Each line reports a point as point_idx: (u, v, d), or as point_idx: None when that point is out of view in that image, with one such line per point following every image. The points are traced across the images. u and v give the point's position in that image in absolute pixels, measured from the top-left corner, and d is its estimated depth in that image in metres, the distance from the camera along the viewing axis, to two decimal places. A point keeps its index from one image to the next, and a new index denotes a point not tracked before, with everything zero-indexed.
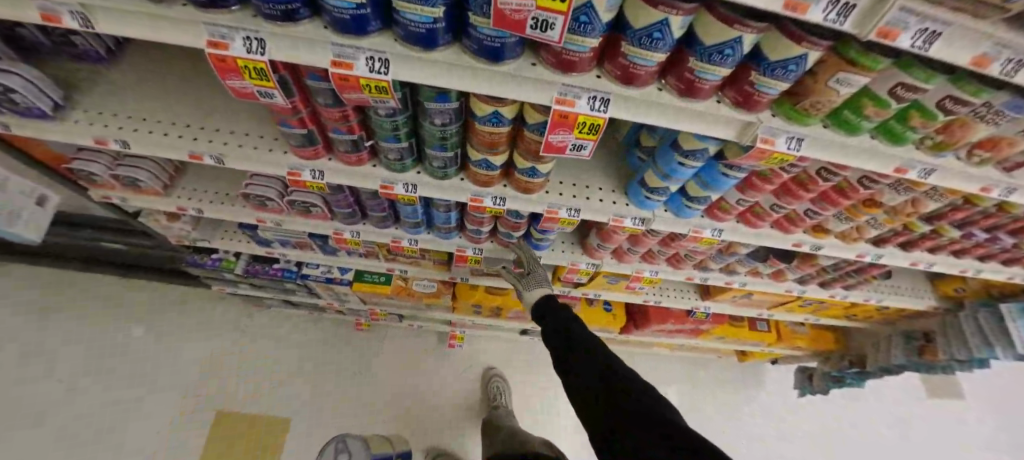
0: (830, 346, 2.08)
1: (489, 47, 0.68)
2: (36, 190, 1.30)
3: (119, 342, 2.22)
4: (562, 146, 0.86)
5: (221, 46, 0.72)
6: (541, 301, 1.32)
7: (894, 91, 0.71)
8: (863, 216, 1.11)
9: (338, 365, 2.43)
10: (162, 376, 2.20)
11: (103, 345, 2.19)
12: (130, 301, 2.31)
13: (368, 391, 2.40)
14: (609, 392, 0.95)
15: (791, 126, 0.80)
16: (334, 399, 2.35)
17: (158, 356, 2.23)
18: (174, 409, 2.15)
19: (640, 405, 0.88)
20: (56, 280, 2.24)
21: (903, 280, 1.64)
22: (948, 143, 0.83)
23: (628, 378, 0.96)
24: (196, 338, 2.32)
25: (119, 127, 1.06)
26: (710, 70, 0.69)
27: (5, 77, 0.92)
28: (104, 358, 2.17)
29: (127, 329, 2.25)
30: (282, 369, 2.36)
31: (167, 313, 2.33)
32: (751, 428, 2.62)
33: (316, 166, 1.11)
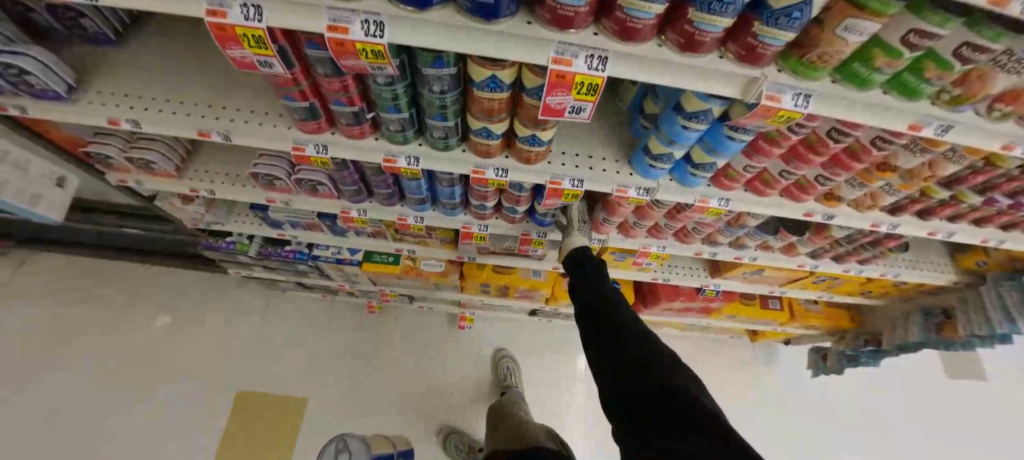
0: (844, 324, 2.04)
1: (483, 4, 0.67)
2: (54, 172, 1.31)
3: (143, 332, 2.30)
4: (561, 109, 0.84)
5: (219, 14, 0.73)
6: (574, 253, 1.31)
7: (907, 38, 0.68)
8: (877, 181, 1.07)
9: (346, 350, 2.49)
10: (170, 375, 2.26)
11: (118, 337, 2.26)
12: (154, 289, 2.40)
13: (369, 383, 2.44)
14: (635, 363, 0.93)
15: (797, 80, 0.78)
16: (341, 384, 2.42)
17: (165, 359, 2.28)
18: (194, 407, 2.23)
19: (652, 373, 0.89)
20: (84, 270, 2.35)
21: (923, 256, 1.58)
22: (966, 96, 0.79)
23: (658, 354, 0.93)
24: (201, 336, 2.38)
25: (129, 107, 1.09)
26: (710, 21, 0.67)
27: (18, 59, 0.94)
28: (111, 353, 2.21)
29: (152, 318, 2.34)
30: (284, 361, 2.43)
31: (191, 297, 2.44)
32: (763, 412, 2.58)
33: (320, 140, 1.11)
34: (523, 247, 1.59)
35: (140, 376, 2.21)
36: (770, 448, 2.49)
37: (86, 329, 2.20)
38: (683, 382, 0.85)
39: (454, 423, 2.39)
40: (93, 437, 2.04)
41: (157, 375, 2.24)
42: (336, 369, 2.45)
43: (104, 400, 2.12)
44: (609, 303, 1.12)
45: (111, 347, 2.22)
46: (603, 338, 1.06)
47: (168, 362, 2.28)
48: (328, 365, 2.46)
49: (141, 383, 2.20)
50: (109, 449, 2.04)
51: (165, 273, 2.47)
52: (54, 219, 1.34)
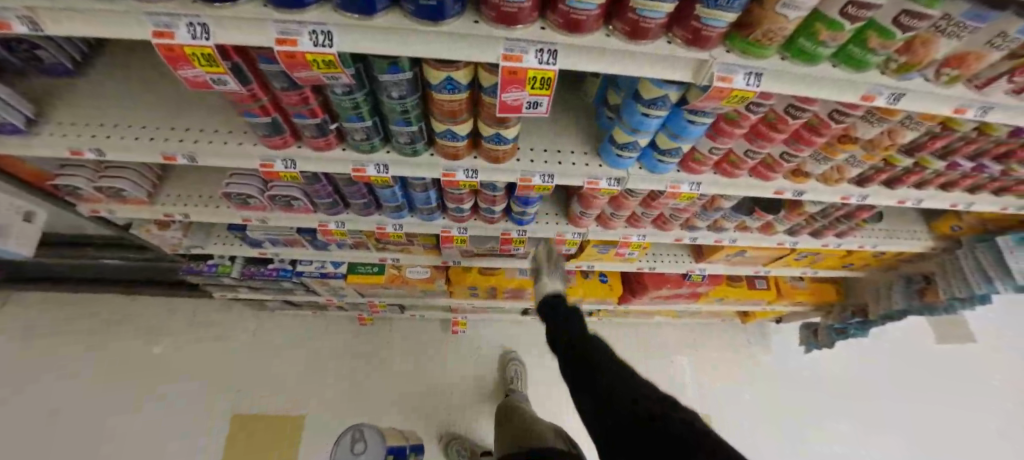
0: (830, 298, 2.06)
1: (428, 7, 0.68)
2: (22, 207, 1.35)
3: (143, 338, 2.34)
4: (518, 105, 0.84)
5: (167, 35, 0.73)
6: (548, 298, 1.35)
7: (845, 11, 0.69)
8: (841, 154, 1.08)
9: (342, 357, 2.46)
10: (170, 375, 2.29)
11: (119, 341, 2.31)
12: (142, 318, 2.38)
13: (369, 383, 2.42)
14: (612, 396, 0.89)
15: (747, 60, 0.79)
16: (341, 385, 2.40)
17: (167, 362, 2.31)
18: (195, 407, 2.24)
19: (628, 401, 0.85)
20: (70, 304, 2.34)
21: (899, 225, 1.61)
22: (912, 63, 0.81)
23: (634, 382, 0.90)
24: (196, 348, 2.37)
25: (91, 136, 1.08)
26: (652, 7, 0.68)
27: None
28: (112, 355, 2.28)
29: (142, 346, 2.32)
30: (284, 360, 2.41)
31: (179, 323, 2.41)
32: (754, 392, 2.59)
33: (287, 155, 1.11)
34: (506, 247, 1.59)
35: (139, 376, 2.26)
36: (761, 423, 2.52)
37: (89, 337, 2.28)
38: (662, 407, 0.80)
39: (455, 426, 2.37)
40: (93, 437, 2.10)
41: (157, 376, 2.27)
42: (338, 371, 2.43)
43: (104, 400, 2.18)
44: (583, 339, 1.09)
45: (105, 374, 2.23)
46: (580, 374, 1.02)
47: (168, 362, 2.31)
48: (328, 365, 2.43)
49: (141, 383, 2.24)
50: (108, 448, 2.10)
51: (149, 301, 2.42)
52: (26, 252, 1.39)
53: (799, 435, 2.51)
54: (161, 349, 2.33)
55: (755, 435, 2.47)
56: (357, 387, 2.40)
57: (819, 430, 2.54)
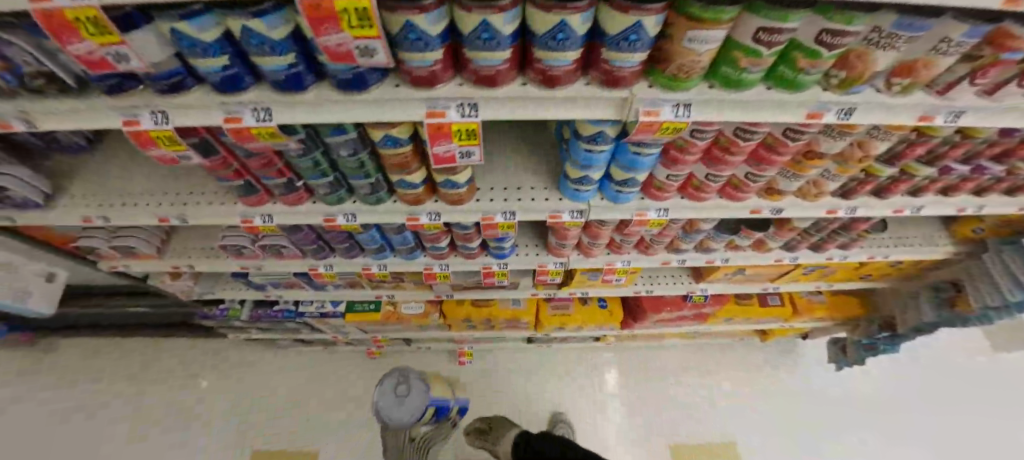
0: (852, 312, 1.91)
1: (346, 79, 0.74)
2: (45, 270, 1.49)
3: (154, 354, 2.53)
4: (451, 156, 0.87)
5: (134, 123, 0.83)
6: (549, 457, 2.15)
7: (758, 38, 0.68)
8: (812, 170, 1.03)
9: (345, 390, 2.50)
10: (179, 384, 2.47)
11: (129, 359, 2.50)
12: (163, 353, 2.54)
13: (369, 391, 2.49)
14: None
15: (672, 93, 0.78)
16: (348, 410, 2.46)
17: (167, 376, 2.49)
18: (197, 411, 2.42)
19: None
20: (93, 345, 2.49)
21: (913, 231, 1.48)
22: (853, 78, 0.77)
23: None
24: (201, 367, 2.52)
25: (99, 205, 1.21)
26: (555, 57, 0.69)
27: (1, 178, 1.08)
28: (121, 367, 2.48)
29: (158, 359, 2.52)
30: (284, 375, 2.52)
31: (190, 356, 2.55)
32: (764, 405, 2.45)
33: (264, 211, 1.19)
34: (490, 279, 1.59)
35: (152, 386, 2.44)
36: (773, 436, 2.38)
37: (107, 364, 2.46)
38: None
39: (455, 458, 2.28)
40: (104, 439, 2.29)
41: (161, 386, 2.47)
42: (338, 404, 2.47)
43: (117, 406, 2.37)
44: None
45: (123, 384, 2.43)
46: None
47: (178, 373, 2.49)
48: (321, 399, 2.47)
49: (153, 392, 2.43)
50: (111, 446, 2.27)
51: (179, 342, 2.59)
52: (48, 309, 1.51)
53: (815, 451, 2.34)
54: (173, 361, 2.52)
55: (765, 451, 2.34)
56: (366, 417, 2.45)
57: (837, 444, 2.36)
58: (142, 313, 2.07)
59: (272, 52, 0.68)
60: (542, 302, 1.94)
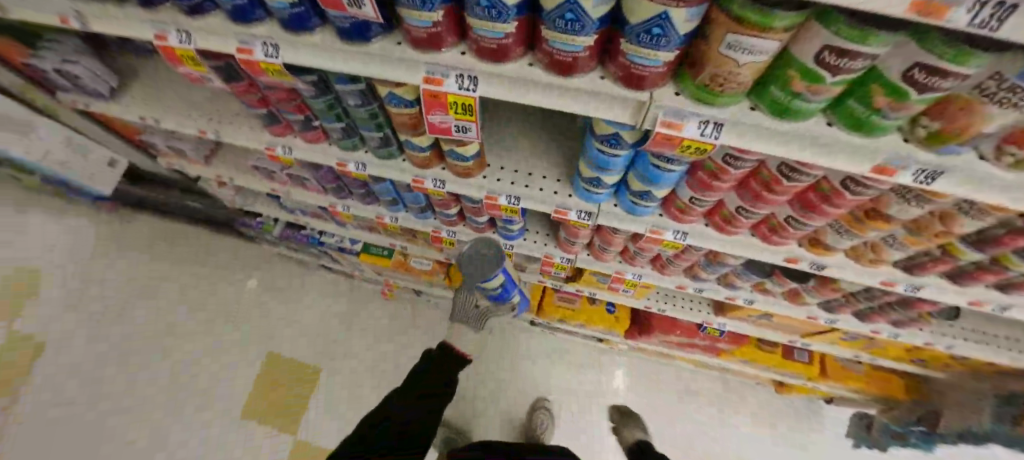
0: (895, 393, 1.66)
1: (345, 27, 0.70)
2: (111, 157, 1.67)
3: (184, 286, 2.32)
4: (447, 127, 0.83)
5: (163, 38, 0.87)
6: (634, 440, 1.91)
7: (821, 59, 0.53)
8: (871, 232, 0.84)
9: (363, 337, 2.39)
10: (191, 355, 2.20)
11: (160, 292, 2.27)
12: (197, 284, 2.34)
13: (403, 336, 2.41)
14: None
15: (703, 108, 0.65)
16: (371, 361, 2.34)
17: (189, 329, 2.24)
18: (203, 393, 2.15)
19: None
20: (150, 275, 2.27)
21: (990, 327, 1.25)
22: (948, 132, 0.59)
23: None
24: (221, 317, 2.31)
25: (151, 107, 1.31)
26: (564, 40, 0.60)
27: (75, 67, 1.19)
28: (141, 306, 2.22)
29: (177, 323, 2.24)
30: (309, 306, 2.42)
31: (225, 296, 2.36)
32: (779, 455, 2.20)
33: (286, 142, 1.22)
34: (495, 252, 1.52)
35: (165, 359, 2.17)
36: None
37: (156, 289, 2.27)
38: None
39: (448, 417, 2.12)
40: (93, 437, 1.97)
41: (175, 343, 2.20)
42: (359, 346, 2.37)
43: (127, 385, 2.08)
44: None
45: (139, 354, 2.14)
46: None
47: (191, 346, 2.22)
48: (334, 339, 2.37)
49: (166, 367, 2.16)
50: (110, 449, 1.97)
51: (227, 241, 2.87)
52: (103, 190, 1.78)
53: None
54: (191, 325, 2.26)
55: None
56: (382, 371, 2.32)
57: None
58: (198, 209, 2.29)
59: None
60: (550, 290, 1.88)
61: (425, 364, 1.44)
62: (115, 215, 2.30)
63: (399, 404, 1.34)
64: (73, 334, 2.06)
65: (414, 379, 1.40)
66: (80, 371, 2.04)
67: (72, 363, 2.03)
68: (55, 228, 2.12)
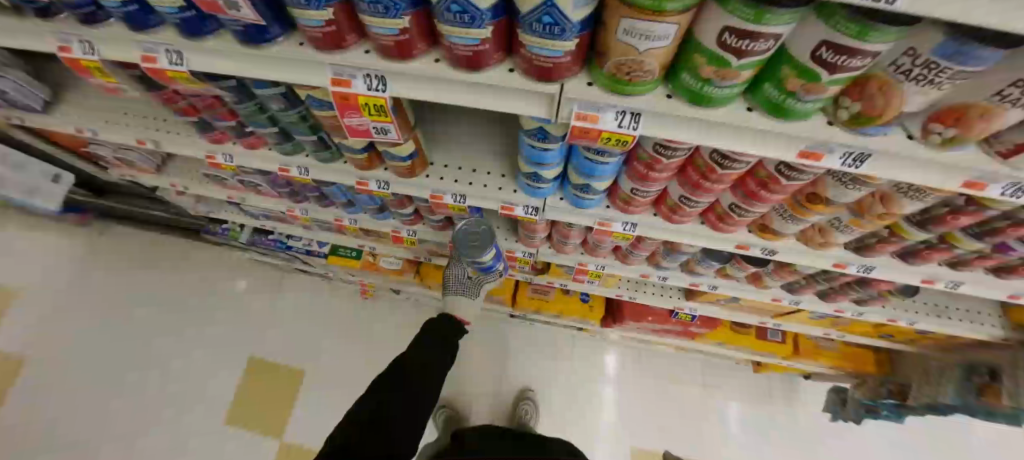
0: (865, 368, 1.71)
1: (240, 30, 0.65)
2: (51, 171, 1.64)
3: (178, 282, 2.26)
4: (366, 129, 0.81)
5: (67, 50, 0.82)
6: None
7: (724, 41, 0.49)
8: (814, 216, 0.82)
9: (351, 342, 2.25)
10: (184, 350, 2.14)
11: (153, 288, 2.23)
12: (192, 280, 2.28)
13: (380, 332, 2.28)
14: None
15: (616, 99, 0.61)
16: (360, 364, 2.21)
17: (181, 324, 2.19)
18: (195, 390, 2.08)
19: None
20: (144, 264, 2.27)
21: (949, 300, 1.25)
22: (869, 114, 0.55)
23: None
24: (213, 314, 2.22)
25: (86, 118, 1.24)
26: (458, 34, 0.56)
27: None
28: (138, 302, 2.20)
29: (172, 314, 2.20)
30: (286, 302, 2.30)
31: (225, 292, 2.28)
32: (762, 432, 2.22)
33: (225, 150, 1.18)
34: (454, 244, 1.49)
35: (156, 356, 2.12)
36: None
37: (156, 282, 2.24)
38: None
39: (446, 397, 2.14)
40: (96, 432, 1.95)
41: (168, 339, 2.15)
42: (360, 338, 2.26)
43: (129, 377, 2.06)
44: None
45: (134, 348, 2.11)
46: None
47: (190, 339, 2.17)
48: (321, 344, 2.23)
49: (161, 360, 2.11)
50: (110, 448, 1.94)
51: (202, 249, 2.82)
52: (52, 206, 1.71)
53: None
54: (185, 317, 2.20)
55: None
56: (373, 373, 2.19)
57: None
58: (166, 219, 2.23)
59: None
60: (522, 283, 1.86)
61: (429, 337, 1.37)
62: (90, 226, 2.26)
63: (399, 376, 1.19)
64: (72, 333, 2.08)
65: (416, 352, 1.29)
66: (83, 366, 2.04)
67: (74, 361, 2.04)
68: (58, 232, 2.22)
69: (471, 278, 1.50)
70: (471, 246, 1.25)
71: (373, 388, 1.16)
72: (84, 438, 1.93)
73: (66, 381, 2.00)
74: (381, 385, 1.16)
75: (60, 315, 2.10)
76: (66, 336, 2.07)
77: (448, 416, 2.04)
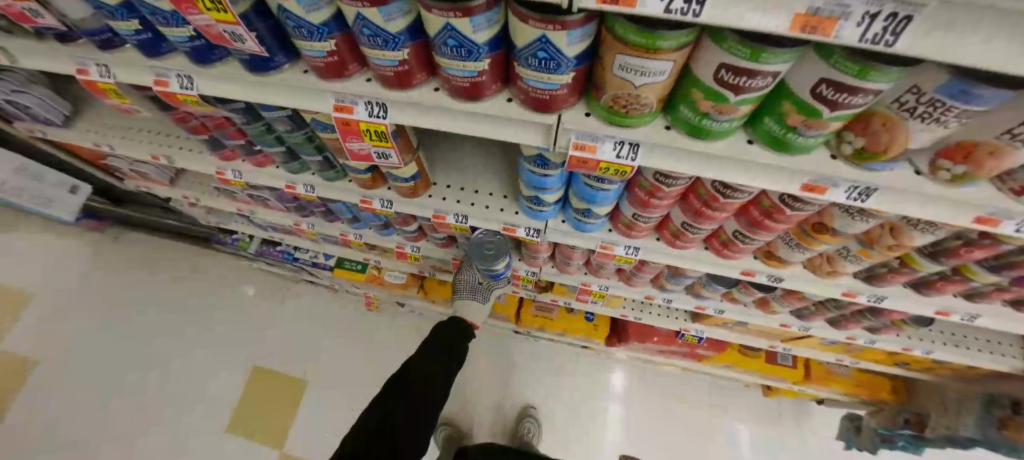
0: (880, 395, 1.65)
1: (246, 59, 0.67)
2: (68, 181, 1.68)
3: (181, 287, 2.30)
4: (367, 154, 0.82)
5: (84, 72, 0.85)
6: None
7: (721, 78, 0.48)
8: (821, 246, 0.80)
9: (351, 342, 2.25)
10: (183, 351, 2.17)
11: (153, 289, 2.28)
12: (194, 290, 2.30)
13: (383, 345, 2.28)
14: None
15: (613, 130, 0.61)
16: (360, 364, 2.21)
17: (181, 325, 2.22)
18: (195, 390, 2.10)
19: None
20: (145, 264, 2.32)
21: (965, 330, 1.20)
22: (874, 150, 0.54)
23: None
24: (212, 315, 2.25)
25: (104, 134, 1.29)
26: (455, 66, 0.56)
27: (23, 97, 1.18)
28: (139, 302, 2.23)
29: (172, 313, 2.24)
30: (291, 313, 2.31)
31: (224, 295, 2.30)
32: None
33: (234, 166, 1.20)
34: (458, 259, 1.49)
35: (154, 354, 2.14)
36: None
37: (162, 284, 2.28)
38: None
39: (447, 413, 2.12)
40: (95, 434, 1.96)
41: (168, 339, 2.18)
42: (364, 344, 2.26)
43: (129, 376, 2.09)
44: None
45: (140, 343, 2.15)
46: None
47: (192, 339, 2.19)
48: (322, 344, 2.24)
49: (161, 357, 2.14)
50: (108, 449, 1.94)
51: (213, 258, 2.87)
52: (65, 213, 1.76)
53: None
54: (185, 316, 2.24)
55: None
56: (373, 373, 2.19)
57: None
58: (180, 227, 2.29)
59: (166, 22, 0.62)
60: (526, 300, 1.84)
61: (434, 346, 1.32)
62: (106, 233, 2.32)
63: (403, 382, 1.19)
64: (72, 333, 2.10)
65: (421, 357, 1.28)
66: (84, 366, 2.06)
67: (74, 361, 2.06)
68: (59, 243, 2.23)
69: (482, 282, 1.42)
70: (484, 255, 1.23)
71: (379, 396, 1.18)
72: (84, 438, 1.94)
73: (66, 381, 2.02)
74: (386, 393, 1.17)
75: (60, 314, 2.12)
76: (66, 336, 2.09)
77: (448, 435, 2.03)
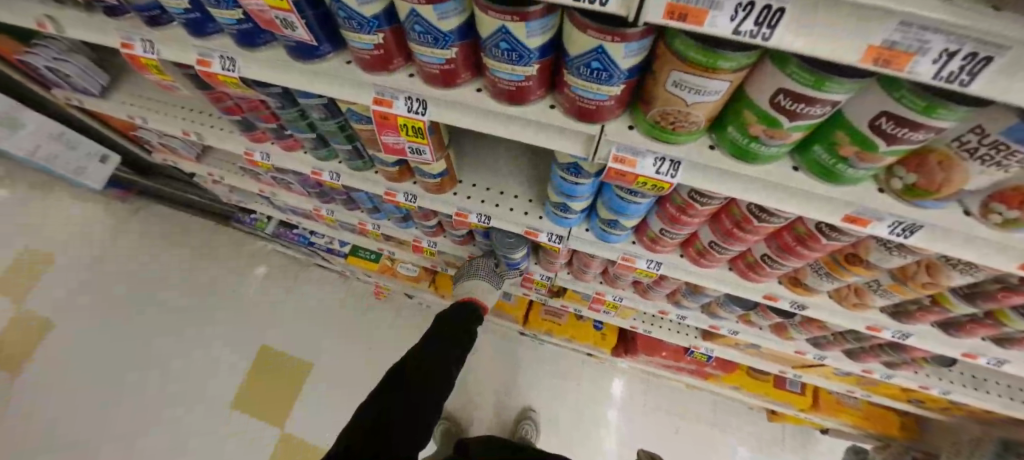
0: (889, 430, 1.62)
1: (292, 46, 0.67)
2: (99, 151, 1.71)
3: (187, 282, 2.29)
4: (401, 148, 0.82)
5: (128, 46, 0.86)
6: None
7: (777, 102, 0.47)
8: (852, 278, 0.78)
9: (351, 342, 2.26)
10: (186, 352, 2.16)
11: (154, 289, 2.25)
12: (203, 279, 2.31)
13: (389, 337, 2.29)
14: None
15: (657, 146, 0.60)
16: (359, 365, 2.21)
17: (181, 325, 2.20)
18: (195, 390, 2.10)
19: None
20: (156, 265, 2.29)
21: (986, 372, 1.17)
22: (925, 188, 0.53)
23: None
24: (213, 315, 2.25)
25: (139, 106, 1.31)
26: (504, 69, 0.56)
27: (64, 65, 1.19)
28: (139, 302, 2.21)
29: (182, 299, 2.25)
30: (302, 296, 2.34)
31: (233, 283, 2.31)
32: None
33: (263, 148, 1.22)
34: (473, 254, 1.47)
35: (162, 348, 2.15)
36: None
37: (178, 266, 2.31)
38: None
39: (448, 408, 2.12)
40: (94, 435, 1.95)
41: (169, 339, 2.17)
42: (371, 335, 2.28)
43: (131, 378, 2.08)
44: None
45: (151, 326, 2.18)
46: None
47: (201, 338, 2.19)
48: (322, 344, 2.24)
49: (166, 351, 2.15)
50: (109, 449, 1.95)
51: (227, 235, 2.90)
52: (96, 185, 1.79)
53: None
54: (192, 311, 2.24)
55: None
56: (372, 374, 2.20)
57: None
58: (200, 202, 2.32)
59: (217, 4, 0.63)
60: (536, 303, 1.84)
61: (434, 338, 1.24)
62: (127, 203, 2.36)
63: (399, 377, 1.11)
64: (73, 332, 2.08)
65: (419, 350, 1.19)
66: (90, 369, 2.05)
67: (75, 360, 2.05)
68: (78, 213, 2.25)
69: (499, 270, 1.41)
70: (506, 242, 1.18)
71: (374, 393, 1.09)
72: (84, 438, 1.94)
73: (68, 381, 2.01)
74: (381, 389, 1.09)
75: (61, 314, 2.09)
76: (66, 336, 2.07)
77: (447, 430, 2.03)
